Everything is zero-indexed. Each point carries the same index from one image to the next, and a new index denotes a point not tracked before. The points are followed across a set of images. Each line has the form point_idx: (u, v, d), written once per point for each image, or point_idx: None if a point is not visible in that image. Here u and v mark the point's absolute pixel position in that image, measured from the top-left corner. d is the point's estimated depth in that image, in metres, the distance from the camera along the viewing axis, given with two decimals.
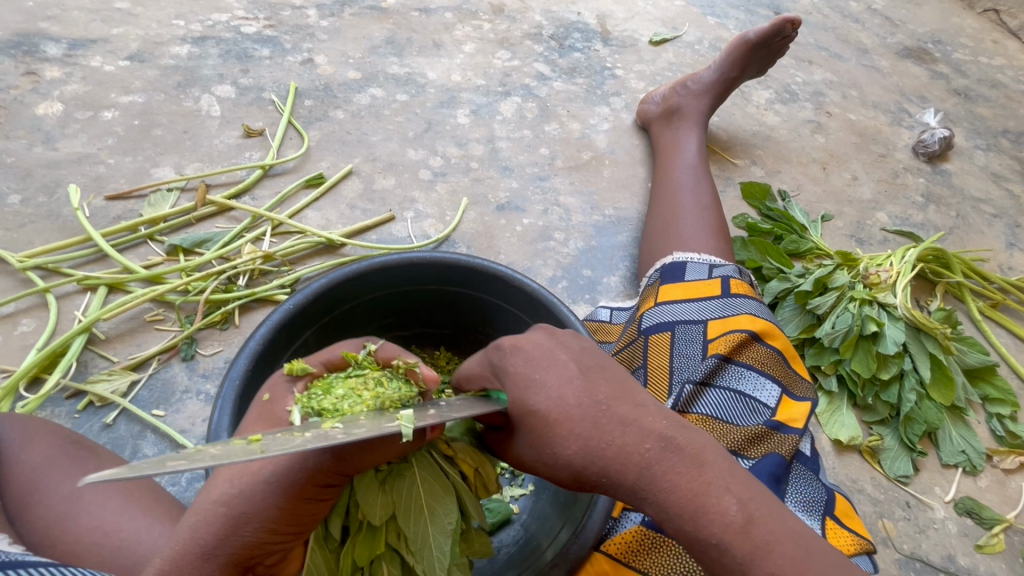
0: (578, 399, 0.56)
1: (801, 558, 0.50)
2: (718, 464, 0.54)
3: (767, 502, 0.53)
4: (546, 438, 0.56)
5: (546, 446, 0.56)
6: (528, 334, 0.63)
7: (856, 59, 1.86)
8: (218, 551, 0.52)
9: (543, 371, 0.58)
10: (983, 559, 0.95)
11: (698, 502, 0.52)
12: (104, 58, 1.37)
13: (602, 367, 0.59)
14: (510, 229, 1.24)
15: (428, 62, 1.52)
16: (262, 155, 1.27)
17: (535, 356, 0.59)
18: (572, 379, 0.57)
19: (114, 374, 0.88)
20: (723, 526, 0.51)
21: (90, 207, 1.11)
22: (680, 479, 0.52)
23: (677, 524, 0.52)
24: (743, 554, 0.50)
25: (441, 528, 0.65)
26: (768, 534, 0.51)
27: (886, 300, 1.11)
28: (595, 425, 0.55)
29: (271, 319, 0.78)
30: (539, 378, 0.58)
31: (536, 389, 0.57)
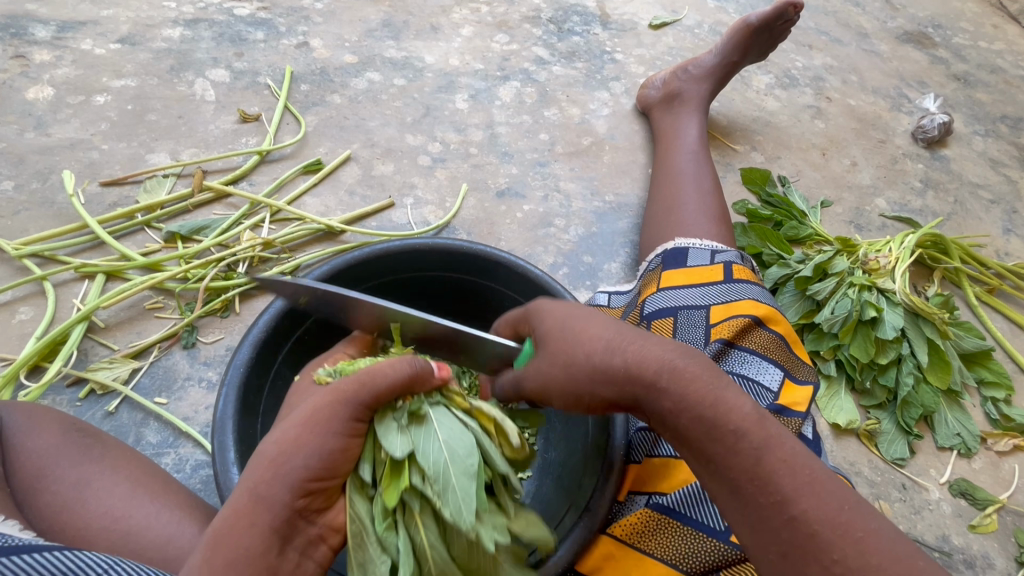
0: (601, 319, 0.64)
1: (802, 456, 0.56)
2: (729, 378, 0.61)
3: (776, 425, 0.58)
4: (564, 344, 0.63)
5: (562, 353, 0.63)
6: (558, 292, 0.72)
7: (856, 44, 1.85)
8: (265, 494, 0.54)
9: (570, 304, 0.67)
10: (977, 539, 0.97)
11: (718, 393, 0.57)
12: (95, 41, 1.34)
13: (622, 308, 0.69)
14: (510, 216, 1.24)
15: (426, 46, 1.50)
16: (259, 140, 1.25)
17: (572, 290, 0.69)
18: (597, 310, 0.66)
19: (116, 361, 0.87)
20: (740, 416, 0.56)
21: (85, 193, 1.09)
22: (700, 375, 0.58)
23: (697, 412, 0.56)
24: (757, 442, 0.55)
25: (463, 469, 0.63)
26: (777, 431, 0.57)
27: (885, 286, 1.12)
28: (620, 336, 0.62)
29: (276, 306, 0.78)
30: (570, 304, 0.68)
31: (561, 312, 0.66)
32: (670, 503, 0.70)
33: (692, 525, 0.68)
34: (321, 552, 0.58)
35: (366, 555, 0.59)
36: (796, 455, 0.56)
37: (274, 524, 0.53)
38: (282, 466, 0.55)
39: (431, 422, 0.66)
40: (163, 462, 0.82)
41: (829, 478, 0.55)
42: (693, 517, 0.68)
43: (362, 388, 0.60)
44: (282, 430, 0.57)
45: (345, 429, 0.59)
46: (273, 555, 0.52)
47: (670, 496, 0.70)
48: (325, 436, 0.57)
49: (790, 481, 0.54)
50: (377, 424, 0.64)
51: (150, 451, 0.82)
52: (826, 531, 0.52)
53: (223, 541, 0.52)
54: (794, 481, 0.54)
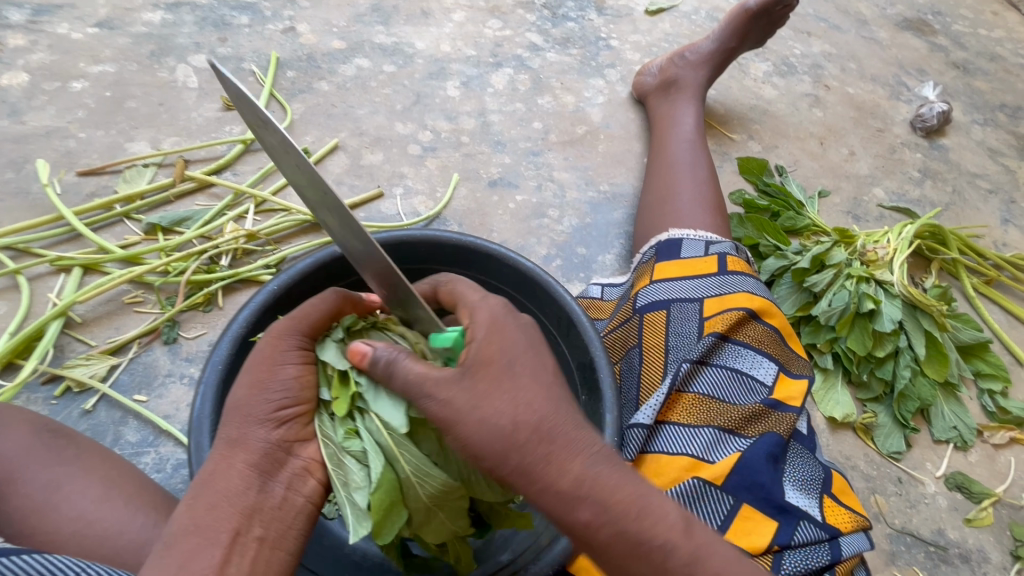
0: (550, 376, 0.55)
1: (733, 563, 0.53)
2: None
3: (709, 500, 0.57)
4: (490, 394, 0.52)
5: (490, 397, 0.52)
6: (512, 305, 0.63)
7: (855, 31, 1.82)
8: (240, 438, 0.58)
9: (525, 337, 0.57)
10: (972, 532, 0.97)
11: (645, 500, 0.52)
12: (72, 26, 1.29)
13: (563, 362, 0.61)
14: (502, 206, 1.21)
15: (417, 31, 1.46)
16: (244, 128, 1.21)
17: (524, 322, 0.59)
18: (545, 361, 0.56)
19: (92, 358, 0.84)
20: (668, 527, 0.52)
21: (62, 183, 1.05)
22: (626, 477, 0.54)
23: (621, 520, 0.51)
24: (681, 564, 0.51)
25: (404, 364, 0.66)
26: (709, 537, 0.54)
27: (883, 278, 1.11)
28: (557, 405, 0.53)
29: (255, 301, 0.75)
30: (508, 335, 0.56)
31: (512, 347, 0.55)
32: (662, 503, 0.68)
33: None
34: (310, 485, 0.61)
35: (344, 471, 0.63)
36: (727, 565, 0.53)
37: (253, 460, 0.57)
38: (246, 410, 0.59)
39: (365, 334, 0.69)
40: (143, 461, 0.80)
41: None
42: None
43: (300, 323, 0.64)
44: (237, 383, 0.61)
45: (294, 360, 0.63)
46: (256, 491, 0.56)
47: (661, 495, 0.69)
48: (279, 373, 0.61)
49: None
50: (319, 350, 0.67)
51: (129, 451, 0.80)
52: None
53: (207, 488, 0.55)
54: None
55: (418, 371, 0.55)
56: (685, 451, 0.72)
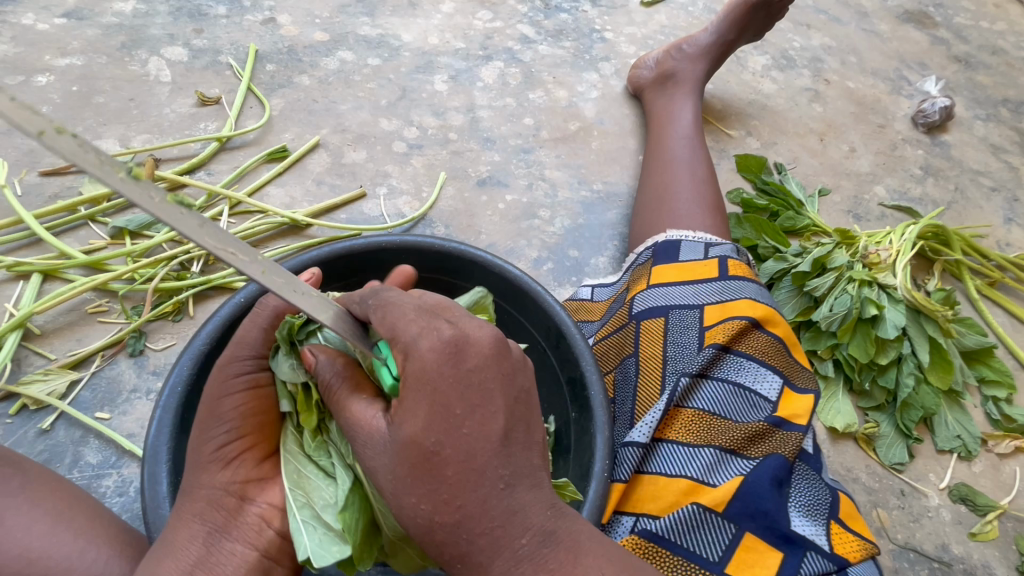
0: (483, 465, 0.46)
1: None
2: (598, 555, 0.50)
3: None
4: (412, 477, 0.47)
5: (409, 489, 0.47)
6: (483, 331, 0.49)
7: (856, 23, 1.77)
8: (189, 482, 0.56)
9: (466, 411, 0.47)
10: (977, 547, 0.94)
11: None
12: (38, 16, 1.22)
13: (525, 425, 0.50)
14: (491, 207, 1.16)
15: (403, 23, 1.40)
16: (219, 125, 1.15)
17: (472, 383, 0.47)
18: (486, 445, 0.47)
19: (51, 373, 0.80)
20: None
21: (23, 184, 1.00)
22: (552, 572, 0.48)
23: None
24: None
25: None
26: None
27: (886, 281, 1.07)
28: (484, 500, 0.47)
29: (220, 314, 0.68)
30: (446, 409, 0.46)
31: (445, 430, 0.46)
32: (659, 530, 0.64)
33: (681, 555, 0.63)
34: (268, 536, 0.57)
35: (308, 491, 0.60)
36: None
37: (200, 509, 0.54)
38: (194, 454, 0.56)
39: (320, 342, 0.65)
40: (104, 484, 0.75)
41: None
42: (682, 545, 0.63)
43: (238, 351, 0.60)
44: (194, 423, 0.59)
45: (238, 392, 0.59)
46: (199, 545, 0.53)
47: (659, 521, 0.65)
48: (218, 412, 0.57)
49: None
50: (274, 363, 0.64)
51: (89, 474, 0.75)
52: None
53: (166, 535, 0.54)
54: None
55: (359, 419, 0.51)
56: (684, 473, 0.68)
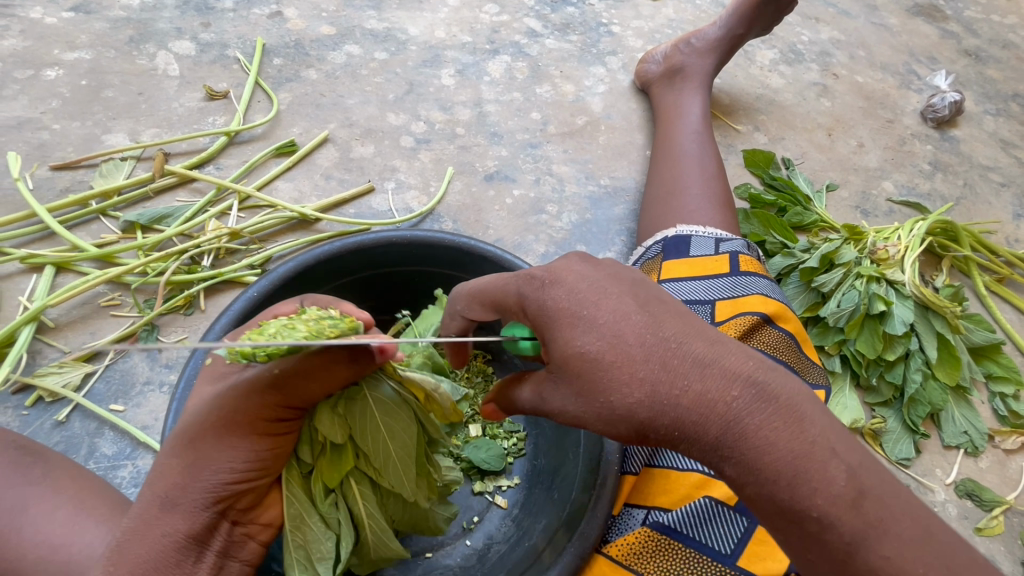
0: (639, 338, 0.49)
1: (913, 543, 0.44)
2: (816, 418, 0.47)
3: (875, 468, 0.47)
4: (593, 389, 0.50)
5: (594, 396, 0.50)
6: (564, 261, 0.56)
7: (864, 17, 1.75)
8: (181, 499, 0.53)
9: (592, 304, 0.51)
10: (983, 542, 0.94)
11: (800, 465, 0.45)
12: (46, 9, 1.22)
13: (660, 302, 0.52)
14: (499, 202, 1.16)
15: (410, 17, 1.39)
16: (227, 119, 1.15)
17: (582, 289, 0.52)
18: (635, 327, 0.50)
19: (66, 366, 0.80)
20: (830, 497, 0.44)
21: (34, 178, 1.01)
22: (775, 434, 0.46)
23: (769, 491, 0.46)
24: (851, 530, 0.44)
25: (403, 447, 0.65)
26: (881, 510, 0.44)
27: (894, 277, 1.06)
28: (664, 368, 0.48)
29: (234, 309, 0.71)
30: (586, 314, 0.51)
31: (584, 325, 0.51)
32: (670, 522, 0.65)
33: (693, 547, 0.63)
34: (251, 548, 0.58)
35: (307, 537, 0.62)
36: (903, 543, 0.44)
37: (191, 529, 0.53)
38: (194, 472, 0.54)
39: (366, 401, 0.64)
40: (120, 475, 0.76)
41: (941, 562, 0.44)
42: (693, 537, 0.63)
43: (282, 396, 0.56)
44: (200, 429, 0.55)
45: (270, 429, 0.57)
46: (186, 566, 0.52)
47: (670, 514, 0.65)
48: (252, 446, 0.56)
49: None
50: (314, 415, 0.62)
51: (105, 464, 0.77)
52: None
53: (129, 537, 0.52)
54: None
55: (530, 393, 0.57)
56: (694, 466, 0.67)
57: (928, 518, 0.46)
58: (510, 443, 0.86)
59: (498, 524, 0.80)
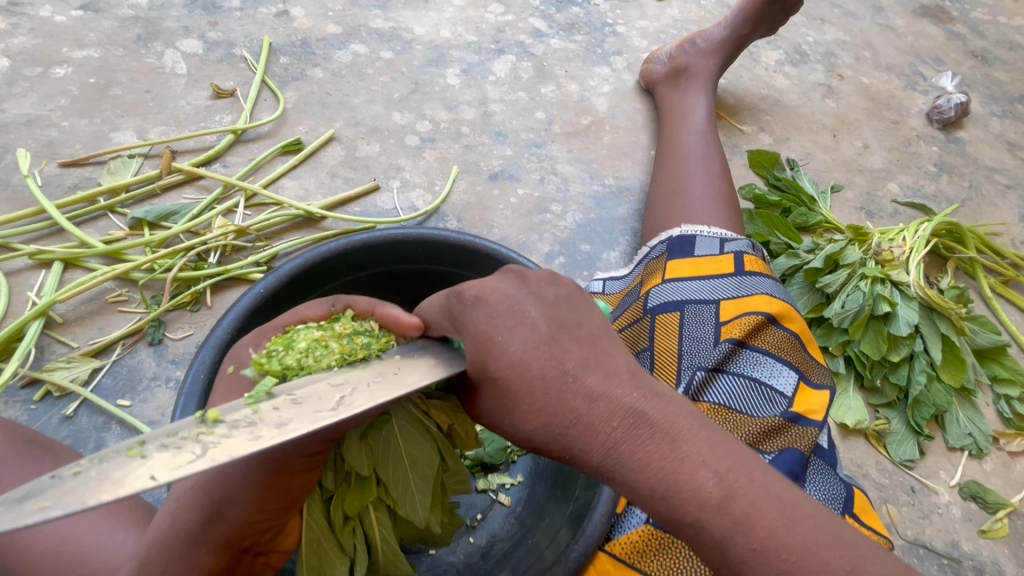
0: (541, 368, 0.50)
1: (785, 531, 0.44)
2: (692, 433, 0.47)
3: (751, 468, 0.47)
4: (505, 409, 0.51)
5: (507, 420, 0.52)
6: (495, 281, 0.56)
7: (870, 18, 1.75)
8: (204, 536, 0.52)
9: (506, 332, 0.51)
10: (987, 544, 0.94)
11: (670, 479, 0.45)
12: (55, 8, 1.23)
13: (572, 325, 0.53)
14: (504, 201, 1.16)
15: (415, 16, 1.40)
16: (234, 117, 1.16)
17: (499, 312, 0.52)
18: (537, 354, 0.50)
19: (74, 361, 0.82)
20: (700, 503, 0.45)
21: (43, 175, 1.02)
22: (650, 456, 0.46)
23: (650, 505, 0.47)
24: (720, 533, 0.44)
25: (423, 476, 0.66)
26: (749, 508, 0.45)
27: (899, 278, 1.06)
28: (559, 397, 0.49)
29: (241, 304, 0.71)
30: (500, 341, 0.51)
31: (496, 353, 0.51)
32: None
33: (697, 546, 0.63)
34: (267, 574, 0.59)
35: (324, 562, 0.63)
36: (771, 537, 0.44)
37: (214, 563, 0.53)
38: (219, 514, 0.52)
39: (394, 433, 0.66)
40: None
41: (814, 553, 0.44)
42: None
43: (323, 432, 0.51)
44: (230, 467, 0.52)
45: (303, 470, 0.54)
46: None
47: None
48: (284, 488, 0.53)
49: (762, 570, 0.44)
50: (344, 446, 0.63)
51: None
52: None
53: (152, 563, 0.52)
54: (768, 569, 0.43)
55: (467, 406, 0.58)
56: None
57: (802, 509, 0.46)
58: (513, 440, 0.86)
59: (501, 522, 0.80)
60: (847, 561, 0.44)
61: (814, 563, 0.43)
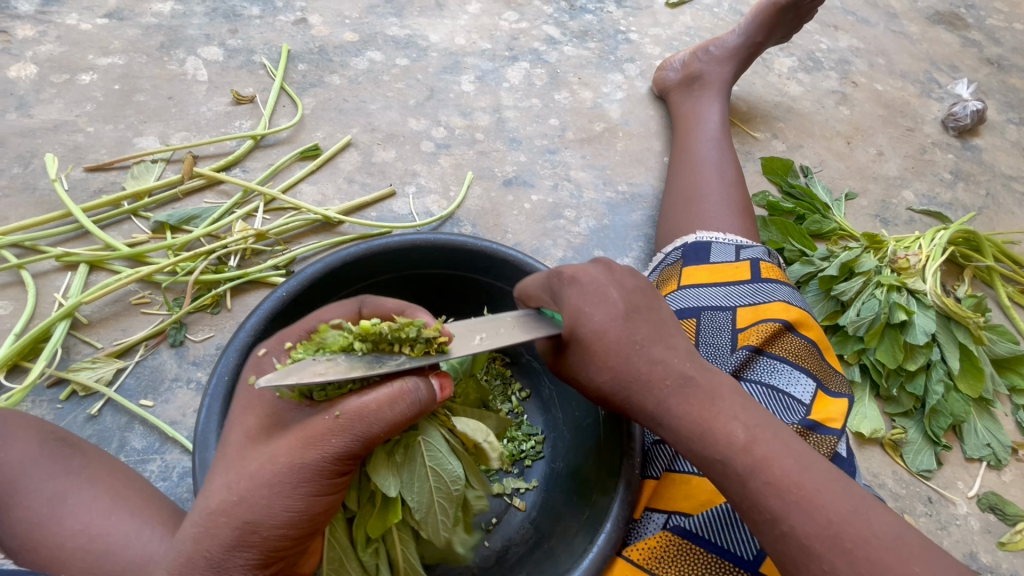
0: (617, 335, 0.58)
1: (800, 473, 0.52)
2: (731, 397, 0.56)
3: (777, 429, 0.55)
4: (581, 366, 0.60)
5: (580, 374, 0.60)
6: (586, 266, 0.63)
7: (884, 25, 1.74)
8: (227, 561, 0.50)
9: (591, 305, 0.60)
10: (1006, 556, 0.93)
11: (706, 424, 0.54)
12: (81, 16, 1.26)
13: (647, 308, 0.61)
14: (518, 206, 1.17)
15: (431, 24, 1.41)
16: (253, 123, 1.18)
17: (588, 288, 0.60)
18: (614, 323, 0.59)
19: (99, 361, 0.84)
20: (728, 445, 0.53)
21: (69, 179, 1.04)
22: (692, 407, 0.55)
23: (686, 444, 0.55)
24: (743, 469, 0.53)
25: (446, 494, 0.67)
26: (770, 453, 0.53)
27: (915, 286, 1.05)
28: (626, 358, 0.58)
29: (264, 307, 0.73)
30: (586, 312, 0.59)
31: (581, 320, 0.59)
32: (692, 527, 0.65)
33: (715, 553, 0.64)
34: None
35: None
36: (787, 476, 0.52)
37: None
38: (246, 536, 0.50)
39: (419, 452, 0.67)
40: (149, 469, 0.79)
41: (824, 492, 0.51)
42: (716, 543, 0.64)
43: (348, 439, 0.52)
44: (255, 486, 0.51)
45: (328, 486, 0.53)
46: None
47: (692, 518, 0.66)
48: (308, 506, 0.52)
49: (778, 502, 0.51)
50: (371, 463, 0.64)
51: (135, 458, 0.80)
52: (813, 547, 0.49)
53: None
54: (782, 501, 0.51)
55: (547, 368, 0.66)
56: None
57: (821, 466, 0.53)
58: (528, 445, 0.86)
59: (516, 526, 0.80)
60: (854, 505, 0.51)
61: (824, 501, 0.51)
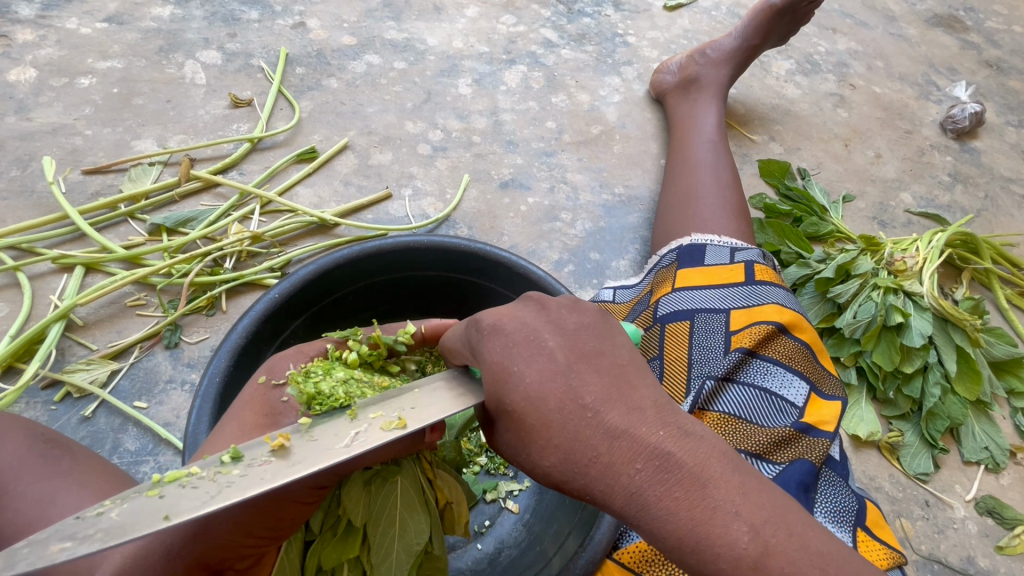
0: (558, 401, 0.48)
1: None
2: (725, 481, 0.45)
3: (788, 523, 0.45)
4: (522, 444, 0.50)
5: (520, 452, 0.50)
6: (514, 310, 0.55)
7: (883, 27, 1.74)
8: (183, 552, 0.48)
9: (522, 361, 0.50)
10: (1004, 561, 0.92)
11: (700, 532, 0.43)
12: (80, 20, 1.27)
13: (594, 355, 0.51)
14: (514, 209, 1.17)
15: (428, 27, 1.42)
16: (251, 127, 1.19)
17: (514, 343, 0.51)
18: (555, 386, 0.49)
19: (93, 363, 0.84)
20: (733, 561, 0.42)
21: (67, 182, 1.05)
22: (678, 504, 0.44)
23: (676, 555, 0.44)
24: None
25: (408, 546, 0.64)
26: (786, 567, 0.42)
27: (912, 289, 1.04)
28: (576, 433, 0.47)
29: (256, 309, 0.73)
30: (516, 371, 0.50)
31: (512, 385, 0.50)
32: None
33: None
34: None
35: None
36: None
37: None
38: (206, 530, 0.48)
39: (394, 489, 0.65)
40: (142, 470, 0.79)
41: None
42: None
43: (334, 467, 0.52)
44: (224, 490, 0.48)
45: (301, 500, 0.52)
46: None
47: None
48: (276, 516, 0.51)
49: None
50: (346, 485, 0.63)
51: (128, 459, 0.80)
52: None
53: None
54: None
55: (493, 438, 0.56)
56: None
57: (845, 572, 0.44)
58: None
59: (509, 529, 0.81)
60: None
61: None
